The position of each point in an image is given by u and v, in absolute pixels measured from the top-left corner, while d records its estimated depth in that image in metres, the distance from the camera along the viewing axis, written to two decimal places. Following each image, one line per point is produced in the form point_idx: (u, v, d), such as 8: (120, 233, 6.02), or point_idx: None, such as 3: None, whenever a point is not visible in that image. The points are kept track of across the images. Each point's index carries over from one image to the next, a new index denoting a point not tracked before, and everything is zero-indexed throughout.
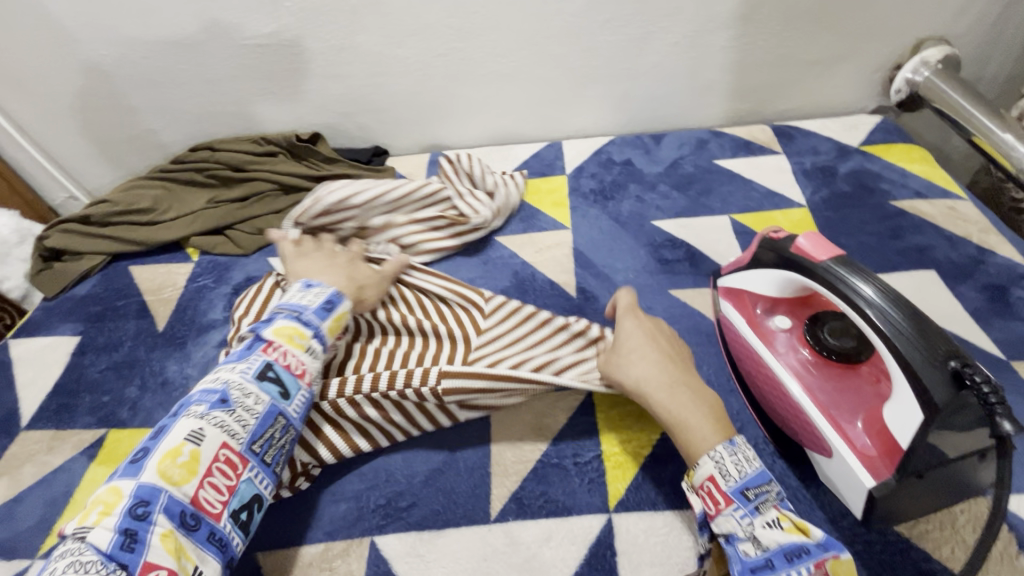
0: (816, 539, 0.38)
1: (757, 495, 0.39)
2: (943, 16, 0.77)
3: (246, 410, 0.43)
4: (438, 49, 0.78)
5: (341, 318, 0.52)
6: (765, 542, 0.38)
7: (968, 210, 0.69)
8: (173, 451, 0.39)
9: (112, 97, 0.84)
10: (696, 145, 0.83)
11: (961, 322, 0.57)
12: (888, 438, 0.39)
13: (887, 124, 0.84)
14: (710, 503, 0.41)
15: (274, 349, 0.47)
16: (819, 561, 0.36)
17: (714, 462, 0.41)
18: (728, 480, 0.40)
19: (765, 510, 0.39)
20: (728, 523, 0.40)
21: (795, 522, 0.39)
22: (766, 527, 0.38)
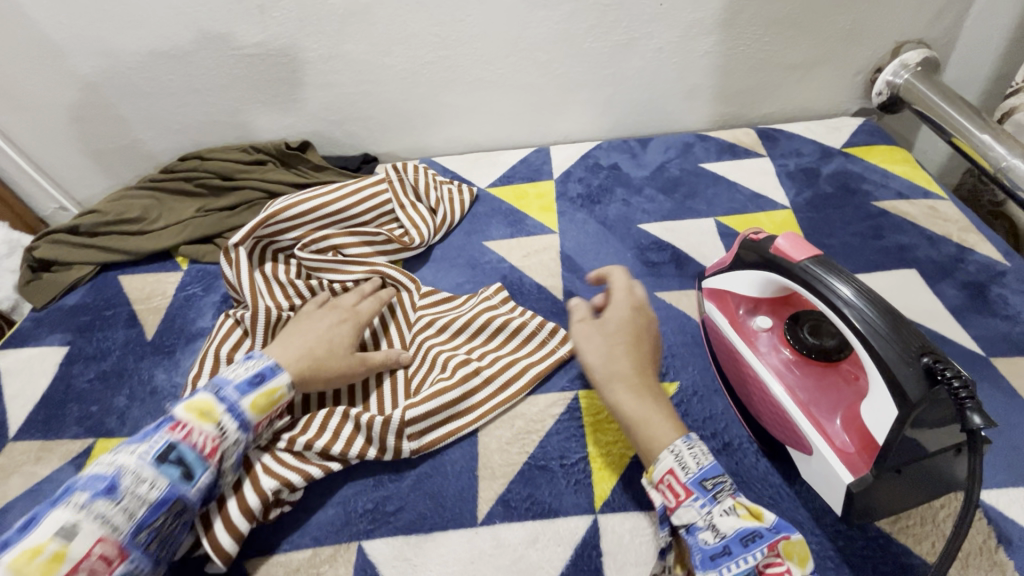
0: (768, 522, 0.38)
1: (714, 484, 0.40)
2: (920, 20, 0.79)
3: (137, 498, 0.39)
4: (425, 57, 0.79)
5: (274, 393, 0.47)
6: (724, 528, 0.38)
7: (948, 210, 0.70)
8: (34, 549, 0.36)
9: (101, 107, 0.84)
10: (681, 149, 0.84)
11: (942, 319, 0.58)
12: (866, 435, 0.40)
13: (870, 126, 0.85)
14: (670, 496, 0.40)
15: (181, 427, 0.42)
16: (772, 542, 0.37)
17: (674, 456, 0.41)
18: (687, 471, 0.40)
19: (722, 497, 0.39)
20: (687, 514, 0.39)
21: (749, 508, 0.39)
22: (723, 514, 0.39)
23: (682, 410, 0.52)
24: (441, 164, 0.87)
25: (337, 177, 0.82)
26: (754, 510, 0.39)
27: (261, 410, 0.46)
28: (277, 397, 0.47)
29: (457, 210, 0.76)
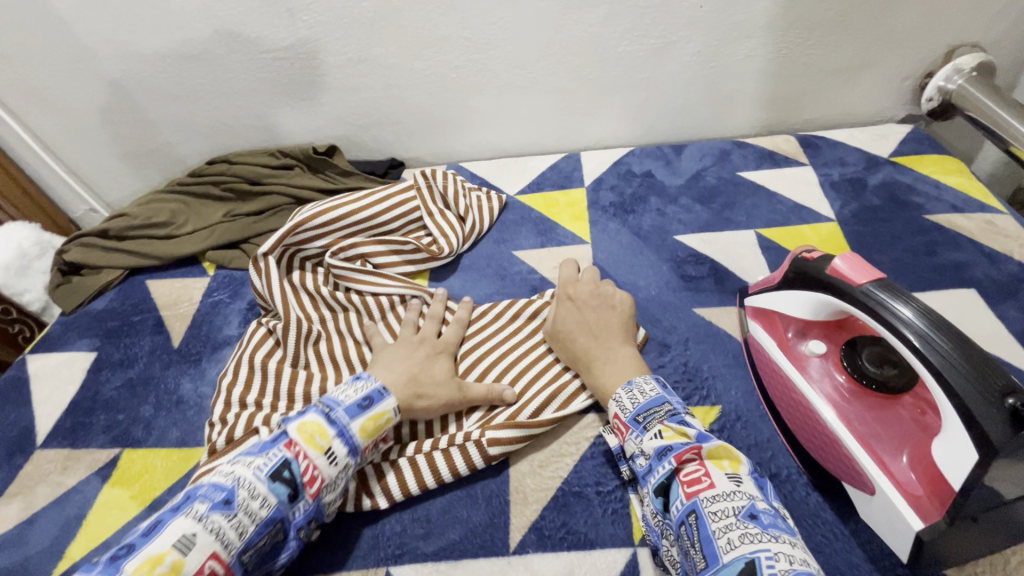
0: (689, 437, 0.41)
1: (645, 416, 0.44)
2: (976, 23, 0.75)
3: (248, 515, 0.38)
4: (455, 61, 0.77)
5: (381, 417, 0.46)
6: (647, 450, 0.42)
7: (1007, 224, 0.66)
8: (155, 558, 0.34)
9: (131, 110, 0.84)
10: (718, 156, 0.81)
11: (1005, 343, 0.54)
12: (936, 473, 0.37)
13: (919, 133, 0.81)
14: (620, 434, 0.46)
15: (293, 446, 0.42)
16: (682, 454, 0.40)
17: (617, 403, 0.46)
18: (624, 410, 0.45)
19: (650, 424, 0.43)
20: (628, 446, 0.44)
21: (676, 428, 0.42)
22: (648, 439, 0.42)
23: (725, 437, 0.49)
24: (468, 170, 0.86)
25: (364, 182, 0.81)
26: (679, 429, 0.42)
27: (369, 433, 0.46)
28: (384, 421, 0.46)
29: (486, 218, 0.74)
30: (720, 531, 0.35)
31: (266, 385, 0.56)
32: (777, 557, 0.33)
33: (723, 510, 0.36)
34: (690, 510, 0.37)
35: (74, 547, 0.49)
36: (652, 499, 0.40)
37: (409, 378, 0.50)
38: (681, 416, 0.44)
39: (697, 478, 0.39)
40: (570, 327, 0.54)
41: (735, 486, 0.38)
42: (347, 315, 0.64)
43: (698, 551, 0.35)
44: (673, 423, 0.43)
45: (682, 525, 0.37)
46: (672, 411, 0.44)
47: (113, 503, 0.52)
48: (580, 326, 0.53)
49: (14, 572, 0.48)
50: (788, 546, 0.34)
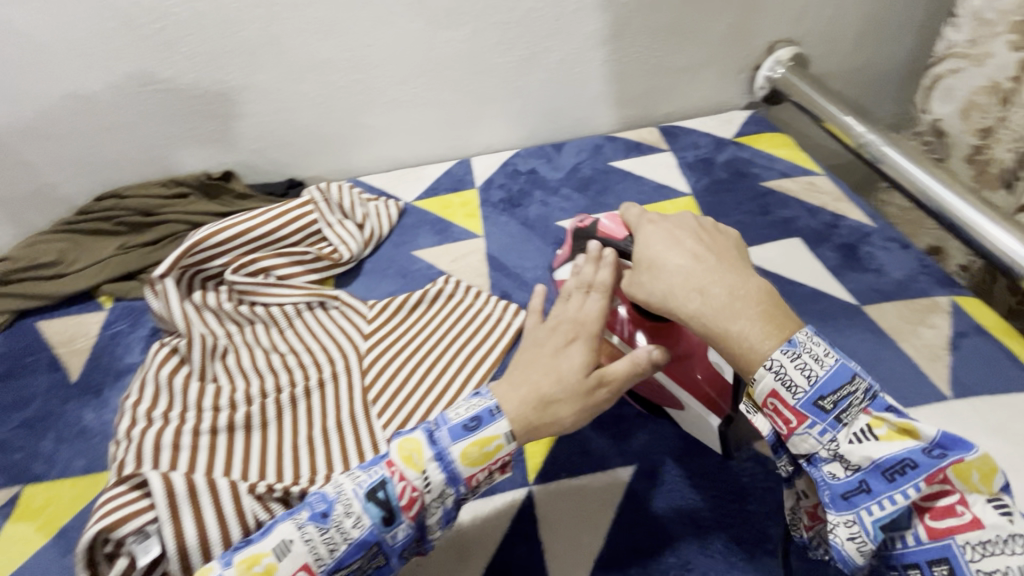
0: (922, 442, 0.36)
1: (836, 403, 0.38)
2: (783, 23, 0.90)
3: (341, 532, 0.40)
4: (339, 82, 0.82)
5: (490, 442, 0.43)
6: (855, 461, 0.37)
7: (824, 184, 0.79)
8: (254, 558, 0.39)
9: (5, 154, 0.81)
10: (592, 150, 0.91)
11: (822, 277, 0.66)
12: (717, 379, 0.48)
13: (756, 117, 0.95)
14: (781, 421, 0.40)
15: (394, 469, 0.42)
16: (929, 473, 0.36)
17: (773, 374, 0.39)
18: (795, 394, 0.38)
19: (852, 418, 0.38)
20: (806, 444, 0.39)
21: (895, 424, 0.37)
22: (856, 441, 0.37)
23: None
24: (366, 184, 0.90)
25: (262, 204, 0.83)
26: (902, 426, 0.37)
27: (472, 460, 0.43)
28: (492, 448, 0.43)
29: (385, 224, 0.79)
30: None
31: (175, 399, 0.57)
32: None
33: (1008, 564, 0.34)
34: (940, 556, 0.36)
35: None
36: (867, 532, 0.36)
37: (534, 394, 0.45)
38: (884, 398, 0.39)
39: (956, 512, 0.36)
40: (664, 256, 0.46)
41: (1007, 525, 0.35)
42: (254, 327, 0.66)
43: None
44: (884, 414, 0.38)
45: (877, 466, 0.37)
46: (869, 390, 0.39)
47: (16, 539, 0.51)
48: (679, 250, 0.46)
49: None
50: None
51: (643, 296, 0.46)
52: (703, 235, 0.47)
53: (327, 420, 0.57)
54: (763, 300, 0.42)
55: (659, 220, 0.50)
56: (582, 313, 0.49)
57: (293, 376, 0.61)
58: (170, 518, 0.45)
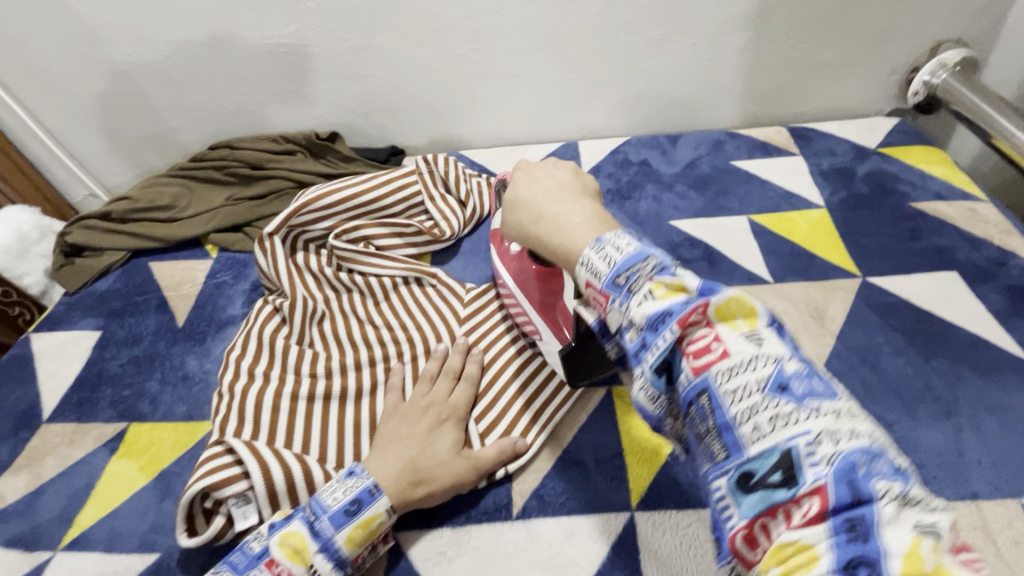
0: (691, 294, 0.30)
1: (628, 277, 0.32)
2: (960, 20, 0.78)
3: None
4: (456, 50, 0.78)
5: (372, 522, 0.43)
6: (637, 320, 0.30)
7: (989, 212, 0.68)
8: None
9: (133, 95, 0.84)
10: (712, 146, 0.83)
11: (985, 322, 0.57)
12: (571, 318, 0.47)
13: (906, 126, 0.83)
14: (599, 306, 0.34)
15: (279, 568, 0.40)
16: (686, 318, 0.29)
17: (586, 270, 0.34)
18: (601, 279, 0.33)
19: (638, 286, 0.31)
20: (613, 321, 0.32)
21: (671, 285, 0.30)
22: (641, 304, 0.30)
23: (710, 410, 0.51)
24: (468, 158, 0.87)
25: (365, 169, 0.82)
26: (676, 285, 0.30)
27: (358, 542, 0.42)
28: (375, 526, 0.43)
29: (487, 204, 0.76)
30: (741, 414, 0.27)
31: (274, 358, 0.57)
32: (818, 439, 0.25)
33: (744, 386, 0.27)
34: (700, 390, 0.28)
35: (83, 517, 0.50)
36: (649, 380, 0.30)
37: (406, 465, 0.45)
38: (675, 268, 0.32)
39: (704, 347, 0.29)
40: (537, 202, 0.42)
41: (755, 351, 0.28)
42: (351, 296, 0.65)
43: (717, 439, 0.28)
44: (666, 278, 0.31)
45: (691, 407, 0.29)
46: (662, 264, 0.32)
47: (121, 475, 0.52)
48: (558, 201, 0.41)
49: (25, 539, 0.49)
50: (831, 419, 0.26)
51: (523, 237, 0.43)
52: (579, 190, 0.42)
53: None
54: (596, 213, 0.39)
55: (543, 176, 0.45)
56: (450, 398, 0.52)
57: (387, 351, 0.59)
58: (262, 475, 0.45)
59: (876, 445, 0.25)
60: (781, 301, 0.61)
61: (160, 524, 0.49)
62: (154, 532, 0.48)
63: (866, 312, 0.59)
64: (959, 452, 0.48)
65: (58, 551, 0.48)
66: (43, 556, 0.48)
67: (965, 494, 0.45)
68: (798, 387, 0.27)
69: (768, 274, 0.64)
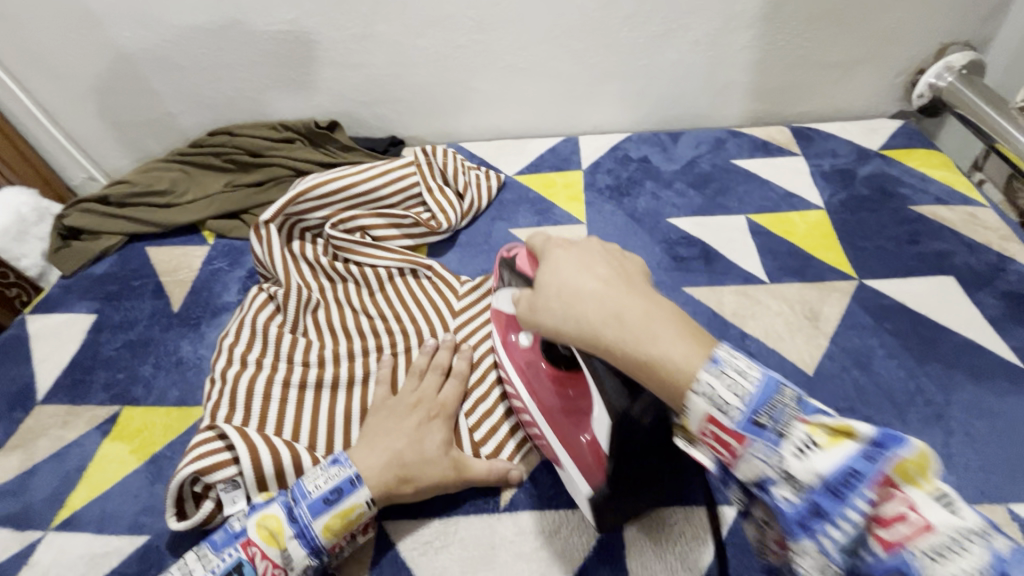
0: (860, 443, 0.30)
1: (772, 417, 0.31)
2: (967, 22, 0.77)
3: None
4: (458, 40, 0.78)
5: (349, 513, 0.43)
6: (801, 479, 0.30)
7: (988, 217, 0.68)
8: None
9: (132, 78, 0.84)
10: (713, 144, 0.83)
11: (980, 328, 0.57)
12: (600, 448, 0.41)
13: (910, 129, 0.83)
14: (724, 447, 0.33)
15: (252, 549, 0.41)
16: (875, 479, 0.29)
17: (704, 397, 0.32)
18: (730, 415, 0.32)
19: (789, 430, 0.31)
20: (753, 468, 0.32)
21: (829, 430, 0.31)
22: (799, 457, 0.30)
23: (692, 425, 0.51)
24: (468, 151, 0.87)
25: (364, 158, 0.82)
26: (839, 430, 0.30)
27: (335, 532, 0.43)
28: (353, 517, 0.43)
29: (485, 197, 0.75)
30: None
31: (266, 345, 0.58)
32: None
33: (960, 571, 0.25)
34: (895, 569, 0.27)
35: (74, 498, 0.50)
36: (831, 557, 0.29)
37: (393, 462, 0.45)
38: (812, 404, 0.32)
39: (897, 516, 0.27)
40: (576, 284, 0.39)
41: (956, 520, 0.27)
42: (346, 285, 0.65)
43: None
44: (818, 420, 0.31)
45: (850, 561, 0.28)
46: (797, 398, 0.32)
47: (112, 457, 0.53)
48: (589, 276, 0.39)
49: (16, 519, 0.50)
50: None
51: (554, 322, 0.39)
52: (611, 259, 0.41)
53: None
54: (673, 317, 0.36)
55: (570, 244, 0.43)
56: (440, 397, 0.51)
57: (378, 342, 0.59)
58: (250, 457, 0.46)
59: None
60: (776, 301, 0.61)
61: (150, 507, 0.49)
62: (143, 514, 0.49)
63: (862, 314, 0.59)
64: (948, 456, 0.48)
65: (49, 531, 0.48)
66: (34, 536, 0.48)
67: None
68: (961, 535, 0.26)
69: (764, 274, 0.64)
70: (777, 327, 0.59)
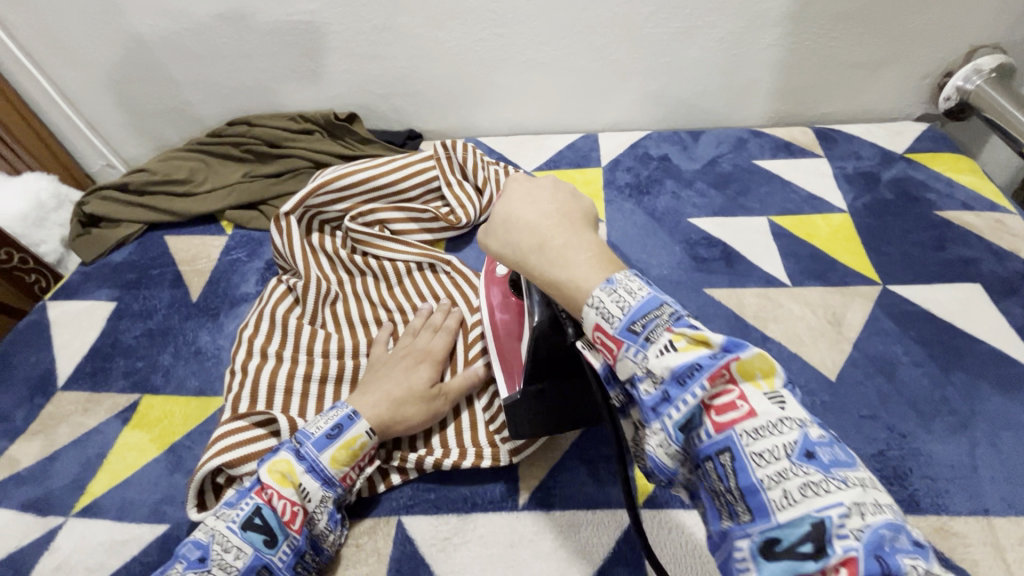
0: (715, 348, 0.29)
1: (644, 324, 0.31)
2: (999, 24, 0.75)
3: (224, 569, 0.38)
4: (479, 34, 0.77)
5: (354, 443, 0.45)
6: (658, 374, 0.30)
7: (1016, 224, 0.67)
8: None
9: (152, 67, 0.84)
10: (734, 144, 0.82)
11: (1007, 337, 0.56)
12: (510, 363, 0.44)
13: (936, 132, 0.81)
14: (607, 351, 0.33)
15: (266, 492, 0.41)
16: (715, 373, 0.29)
17: (595, 311, 0.33)
18: (612, 324, 0.32)
19: (656, 336, 0.31)
20: (626, 368, 0.32)
21: (692, 337, 0.30)
22: (662, 355, 0.30)
23: None
24: (486, 146, 0.86)
25: (383, 151, 0.82)
26: (697, 337, 0.30)
27: (342, 463, 0.44)
28: (358, 447, 0.45)
29: None
30: (767, 479, 0.27)
31: (286, 338, 0.58)
32: (850, 511, 0.25)
33: (769, 446, 0.27)
34: (723, 447, 0.28)
35: (96, 485, 0.51)
36: (671, 436, 0.30)
37: (384, 398, 0.48)
38: (688, 320, 0.32)
39: (729, 403, 0.29)
40: (519, 211, 0.39)
41: (779, 413, 0.28)
42: (365, 279, 0.65)
43: (740, 502, 0.27)
44: (684, 329, 0.31)
45: (709, 461, 0.29)
46: (675, 315, 0.32)
47: (133, 445, 0.53)
48: (532, 208, 0.40)
49: (38, 504, 0.50)
50: (859, 490, 0.25)
51: (495, 249, 0.40)
52: (558, 193, 0.41)
53: None
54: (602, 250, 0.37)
55: (527, 177, 0.43)
56: (430, 345, 0.54)
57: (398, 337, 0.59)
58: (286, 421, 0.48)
59: (894, 515, 0.25)
60: (799, 305, 0.60)
61: (170, 496, 0.49)
62: (164, 503, 0.49)
63: (886, 321, 0.58)
64: (973, 466, 0.47)
65: (70, 517, 0.49)
66: (56, 521, 0.49)
67: (977, 510, 0.45)
68: (822, 454, 0.27)
69: (785, 277, 0.64)
70: (799, 331, 0.58)
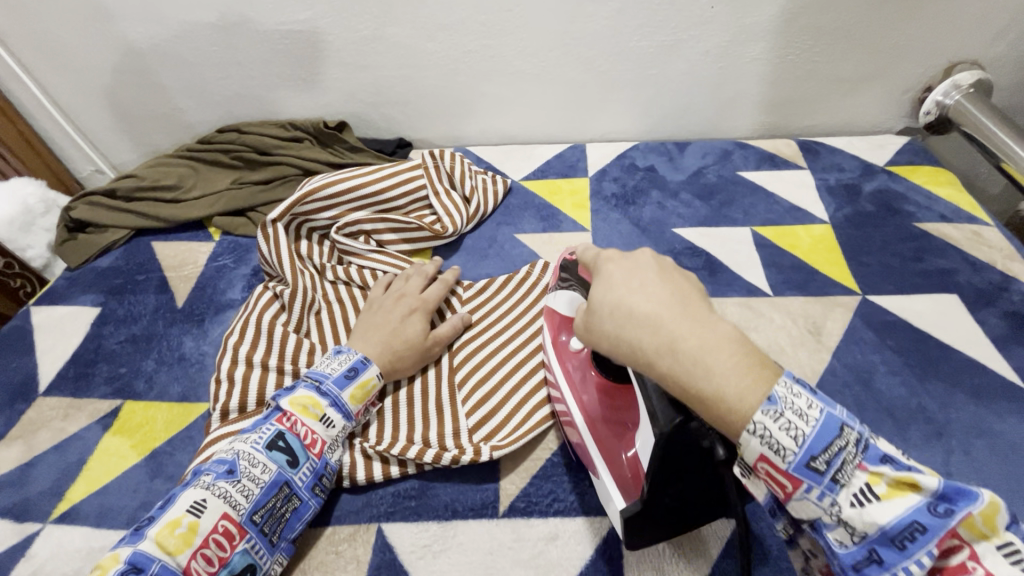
0: (926, 495, 0.29)
1: (828, 462, 0.29)
2: (976, 41, 0.77)
3: (252, 479, 0.42)
4: (468, 45, 0.78)
5: (367, 384, 0.50)
6: (858, 527, 0.29)
7: (992, 236, 0.68)
8: (172, 522, 0.39)
9: (143, 74, 0.84)
10: (720, 155, 0.83)
11: (982, 347, 0.57)
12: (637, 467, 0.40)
13: (916, 145, 0.83)
14: (776, 484, 0.31)
15: (287, 418, 0.46)
16: (942, 536, 0.28)
17: (760, 440, 0.30)
18: (785, 457, 0.30)
19: (848, 478, 0.30)
20: (806, 509, 0.30)
21: (891, 480, 0.30)
22: (856, 506, 0.29)
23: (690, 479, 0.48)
24: (475, 155, 0.87)
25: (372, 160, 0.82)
26: (899, 481, 0.29)
27: (358, 400, 0.50)
28: (370, 388, 0.50)
29: (491, 201, 0.76)
30: None
31: (272, 346, 0.57)
32: None
33: None
34: (866, 555, 0.30)
35: (74, 491, 0.50)
36: None
37: (385, 347, 0.53)
38: (878, 445, 0.30)
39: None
40: (632, 297, 0.34)
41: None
42: (351, 288, 0.65)
43: None
44: (880, 468, 0.30)
45: None
46: (862, 441, 0.30)
47: (113, 452, 0.53)
48: (641, 291, 0.34)
49: (14, 511, 0.50)
50: None
51: (608, 342, 0.35)
52: (664, 271, 0.35)
53: (409, 389, 0.55)
54: (738, 341, 0.31)
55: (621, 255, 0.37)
56: (424, 294, 0.59)
57: None
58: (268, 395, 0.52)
59: None
60: (780, 315, 0.61)
61: (149, 502, 0.49)
62: (143, 510, 0.49)
63: (864, 330, 0.59)
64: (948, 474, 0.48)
65: (48, 524, 0.48)
66: (33, 528, 0.48)
67: None
68: None
69: (768, 287, 0.64)
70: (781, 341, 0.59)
